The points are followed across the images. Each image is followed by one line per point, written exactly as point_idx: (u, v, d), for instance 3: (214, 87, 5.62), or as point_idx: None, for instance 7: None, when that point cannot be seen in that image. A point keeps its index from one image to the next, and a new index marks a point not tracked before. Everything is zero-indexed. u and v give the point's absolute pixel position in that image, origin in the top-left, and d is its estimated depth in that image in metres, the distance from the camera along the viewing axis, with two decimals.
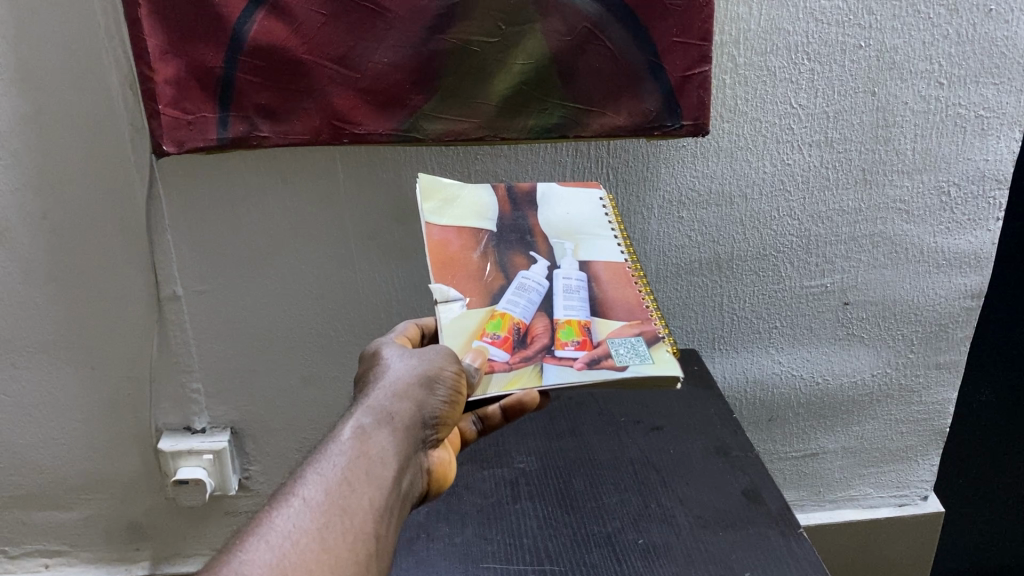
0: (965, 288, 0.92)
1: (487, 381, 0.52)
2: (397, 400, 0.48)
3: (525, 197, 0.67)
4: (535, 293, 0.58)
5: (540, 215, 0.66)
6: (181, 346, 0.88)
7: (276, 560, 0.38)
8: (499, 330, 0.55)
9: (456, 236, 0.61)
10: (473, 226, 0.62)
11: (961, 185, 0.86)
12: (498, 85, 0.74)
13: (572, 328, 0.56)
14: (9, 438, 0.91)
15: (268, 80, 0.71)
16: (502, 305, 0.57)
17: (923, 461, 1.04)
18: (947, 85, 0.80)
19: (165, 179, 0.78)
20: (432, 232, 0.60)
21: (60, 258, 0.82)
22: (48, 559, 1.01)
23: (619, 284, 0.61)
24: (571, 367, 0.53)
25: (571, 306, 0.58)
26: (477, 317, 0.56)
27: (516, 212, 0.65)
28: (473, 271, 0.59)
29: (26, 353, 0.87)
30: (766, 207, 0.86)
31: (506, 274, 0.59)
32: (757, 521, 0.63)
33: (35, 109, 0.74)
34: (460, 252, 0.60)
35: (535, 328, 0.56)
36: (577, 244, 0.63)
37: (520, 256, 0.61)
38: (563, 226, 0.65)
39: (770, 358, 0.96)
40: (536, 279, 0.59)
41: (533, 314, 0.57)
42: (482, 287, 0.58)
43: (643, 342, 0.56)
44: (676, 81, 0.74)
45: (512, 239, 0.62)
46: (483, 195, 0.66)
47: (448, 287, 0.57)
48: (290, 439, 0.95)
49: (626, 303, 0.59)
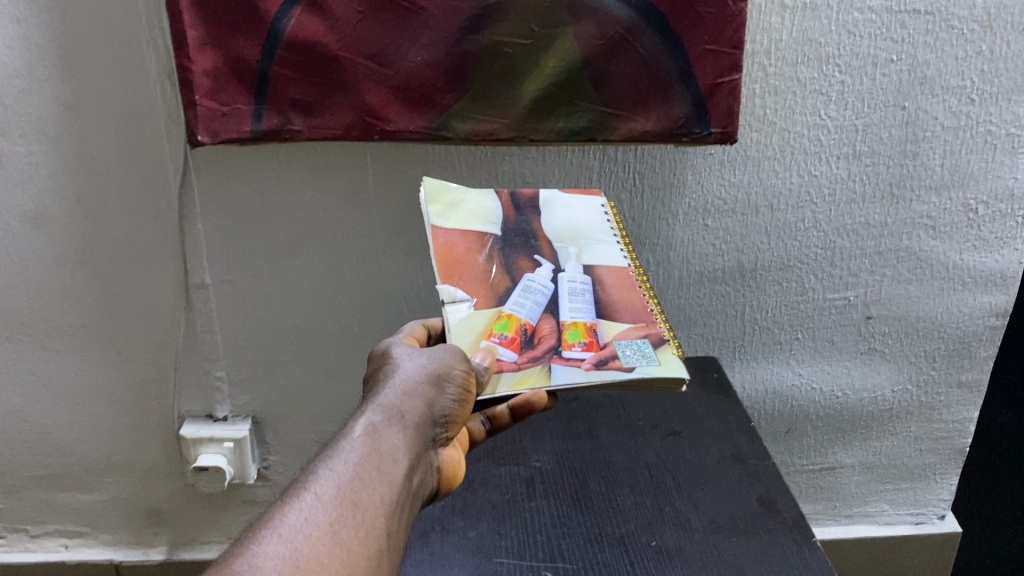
0: (990, 307, 0.92)
1: (496, 380, 0.53)
2: (407, 399, 0.49)
3: (529, 203, 0.68)
4: (541, 295, 0.59)
5: (544, 221, 0.66)
6: (206, 334, 0.89)
7: (289, 551, 0.39)
8: (505, 331, 0.56)
9: (461, 239, 0.62)
10: (478, 230, 0.63)
11: (990, 203, 0.86)
12: (528, 87, 0.74)
13: (578, 330, 0.57)
14: (36, 418, 0.93)
15: (303, 74, 0.72)
16: (509, 306, 0.57)
17: (941, 480, 1.04)
18: (978, 102, 0.80)
19: (198, 169, 0.80)
20: (438, 236, 0.61)
21: (92, 243, 0.83)
22: (68, 539, 1.02)
23: (623, 287, 0.62)
24: (579, 367, 0.53)
25: (576, 309, 0.58)
26: (484, 317, 0.56)
27: (519, 218, 0.66)
28: (480, 273, 0.59)
29: (56, 334, 0.88)
30: (792, 218, 0.86)
31: (512, 277, 0.60)
32: (770, 528, 0.63)
33: (75, 97, 0.76)
34: (466, 255, 0.60)
35: (542, 329, 0.56)
36: (581, 249, 0.64)
37: (525, 260, 0.61)
38: (566, 230, 0.66)
39: (790, 370, 0.95)
40: (542, 282, 0.60)
41: (540, 316, 0.57)
42: (488, 289, 0.58)
43: (649, 344, 0.56)
44: (705, 88, 0.75)
45: (517, 243, 0.63)
46: (487, 201, 0.67)
47: (455, 288, 0.58)
48: (310, 431, 0.96)
49: (632, 306, 0.60)
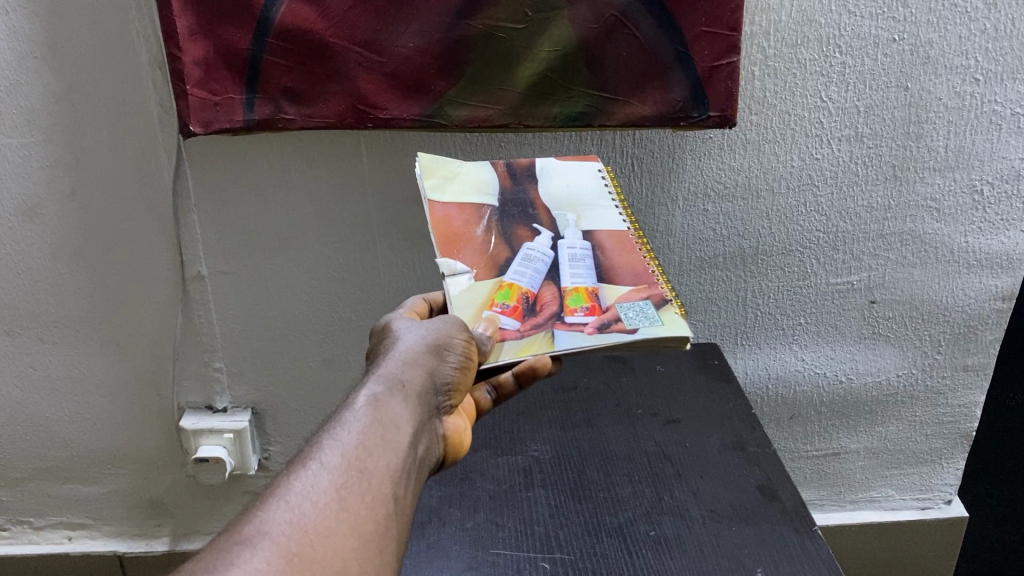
0: (996, 289, 0.90)
1: (500, 348, 0.52)
2: (408, 368, 0.48)
3: (525, 171, 0.67)
4: (541, 263, 0.58)
5: (541, 188, 0.65)
6: (204, 325, 0.89)
7: (297, 517, 0.39)
8: (508, 300, 0.55)
9: (459, 212, 0.61)
10: (475, 202, 0.62)
11: (995, 184, 0.84)
12: (523, 72, 0.73)
13: (580, 295, 0.56)
14: (36, 410, 0.93)
15: (295, 62, 0.71)
16: (510, 275, 0.57)
17: (948, 465, 1.03)
18: (983, 81, 0.79)
19: (192, 159, 0.79)
20: (435, 210, 0.60)
21: (88, 235, 0.83)
22: (71, 531, 1.02)
23: (624, 250, 0.61)
24: (582, 332, 0.53)
25: (578, 275, 0.58)
26: (485, 288, 0.56)
27: (516, 186, 0.65)
28: (479, 245, 0.59)
29: (53, 327, 0.88)
30: (793, 202, 0.85)
31: (512, 246, 0.59)
32: (771, 517, 0.62)
33: (67, 88, 0.75)
34: (465, 228, 0.60)
35: (544, 296, 0.56)
36: (579, 215, 0.63)
37: (524, 229, 0.61)
38: (564, 198, 0.65)
39: (793, 355, 0.94)
40: (542, 250, 0.59)
41: (542, 284, 0.57)
42: (488, 260, 0.58)
43: (651, 305, 0.55)
44: (703, 71, 0.74)
45: (514, 212, 0.62)
46: (483, 172, 0.66)
47: (454, 261, 0.57)
48: (310, 422, 0.96)
49: (633, 268, 0.59)
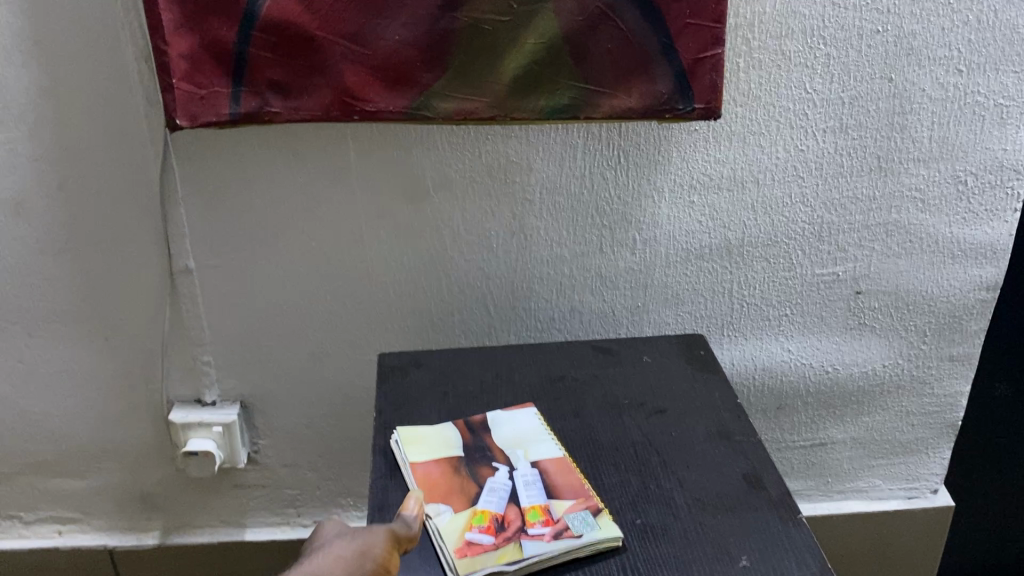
0: (980, 280, 0.91)
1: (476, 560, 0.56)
2: (329, 565, 0.53)
3: (481, 424, 0.71)
4: (503, 490, 0.62)
5: (495, 435, 0.69)
6: (192, 319, 0.89)
7: None
8: (482, 521, 0.59)
9: (436, 466, 0.65)
10: (448, 457, 0.66)
11: (978, 175, 0.85)
12: (509, 65, 0.74)
13: (535, 510, 0.60)
14: (25, 405, 0.93)
15: (281, 55, 0.71)
16: (480, 503, 0.61)
17: (934, 454, 1.04)
18: (965, 72, 0.79)
19: (178, 152, 0.79)
20: (415, 471, 0.65)
21: (75, 230, 0.83)
22: (61, 525, 1.02)
23: (567, 471, 0.65)
24: (542, 539, 0.57)
25: (533, 493, 0.62)
26: (460, 517, 0.60)
27: (476, 437, 0.69)
28: (457, 488, 0.63)
29: (41, 322, 0.88)
30: (779, 193, 0.85)
31: (477, 482, 0.63)
32: (756, 505, 0.63)
33: (53, 82, 0.75)
34: (443, 476, 0.64)
35: (509, 515, 0.60)
36: (527, 449, 0.67)
37: (487, 468, 0.65)
38: (515, 438, 0.69)
39: (779, 346, 0.95)
40: (502, 480, 0.63)
41: (507, 505, 0.61)
42: (465, 494, 0.62)
43: (590, 513, 0.60)
44: (689, 63, 0.74)
45: (478, 456, 0.66)
46: (447, 430, 0.70)
47: (437, 503, 0.61)
48: (299, 415, 0.96)
49: (574, 486, 0.63)
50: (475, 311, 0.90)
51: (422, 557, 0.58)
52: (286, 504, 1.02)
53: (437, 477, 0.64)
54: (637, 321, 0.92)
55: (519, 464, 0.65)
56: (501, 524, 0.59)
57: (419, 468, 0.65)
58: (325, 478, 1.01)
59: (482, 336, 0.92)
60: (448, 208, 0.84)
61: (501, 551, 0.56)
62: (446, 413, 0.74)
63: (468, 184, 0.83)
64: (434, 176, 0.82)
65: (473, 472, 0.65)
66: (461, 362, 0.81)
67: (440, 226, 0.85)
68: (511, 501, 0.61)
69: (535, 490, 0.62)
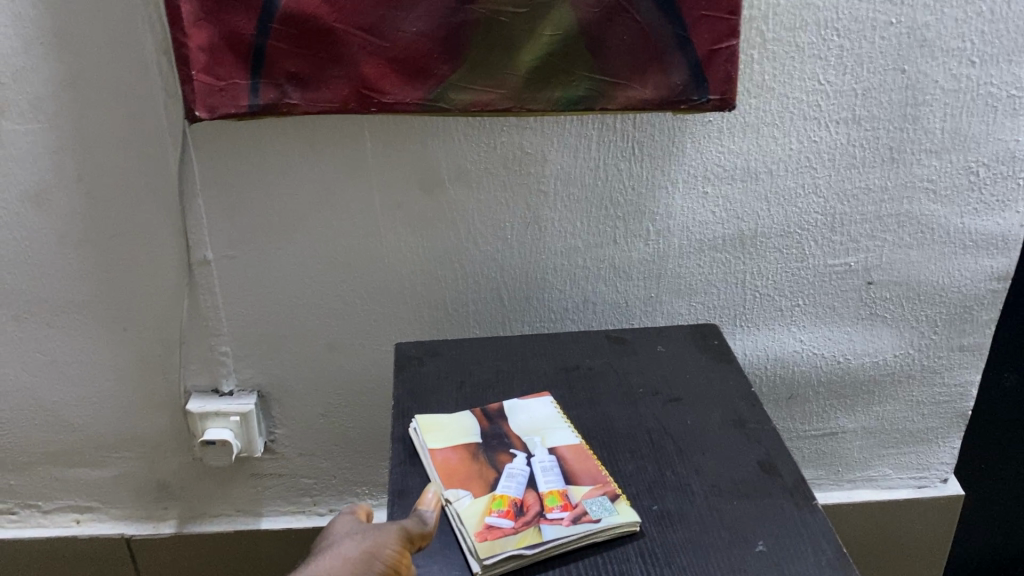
0: (991, 270, 0.92)
1: (497, 543, 0.57)
2: (338, 566, 0.53)
3: (498, 411, 0.72)
4: (522, 476, 0.63)
5: (511, 422, 0.70)
6: (210, 310, 0.90)
7: None
8: (501, 507, 0.60)
9: (455, 451, 0.66)
10: (466, 443, 0.67)
11: (991, 166, 0.85)
12: (525, 57, 0.74)
13: (553, 495, 0.61)
14: (44, 395, 0.94)
15: (299, 47, 0.72)
16: (499, 488, 0.62)
17: (944, 443, 1.04)
18: (978, 64, 0.80)
19: (197, 144, 0.80)
20: (434, 456, 0.66)
21: (94, 221, 0.84)
22: (79, 514, 1.04)
23: (584, 459, 0.66)
24: (561, 523, 0.58)
25: (551, 479, 0.63)
26: (480, 502, 0.60)
27: (493, 424, 0.70)
28: (475, 473, 0.64)
29: (61, 312, 0.89)
30: (792, 184, 0.86)
31: (496, 467, 0.64)
32: (771, 491, 0.64)
33: (73, 75, 0.76)
34: (462, 461, 0.65)
35: (528, 500, 0.61)
36: (544, 436, 0.68)
37: (504, 454, 0.66)
38: (531, 426, 0.70)
39: (791, 336, 0.96)
40: (520, 466, 0.64)
41: (525, 489, 0.62)
42: (483, 480, 0.63)
43: (608, 498, 0.61)
44: (703, 54, 0.75)
45: (495, 442, 0.67)
46: (466, 417, 0.71)
47: (456, 488, 0.62)
48: (315, 404, 0.97)
49: (592, 471, 0.64)
50: (489, 301, 0.91)
51: (443, 543, 0.59)
52: (301, 493, 1.03)
53: (456, 462, 0.65)
54: (650, 311, 0.93)
55: (536, 450, 0.66)
56: (520, 508, 0.60)
57: (438, 455, 0.66)
58: (340, 466, 1.02)
59: (496, 326, 0.93)
60: (463, 199, 0.85)
61: (521, 535, 0.57)
62: (463, 402, 0.74)
63: (483, 175, 0.84)
64: (450, 167, 0.83)
65: (491, 457, 0.65)
66: (477, 352, 0.82)
67: (455, 217, 0.86)
68: (529, 486, 0.62)
69: (552, 476, 0.63)
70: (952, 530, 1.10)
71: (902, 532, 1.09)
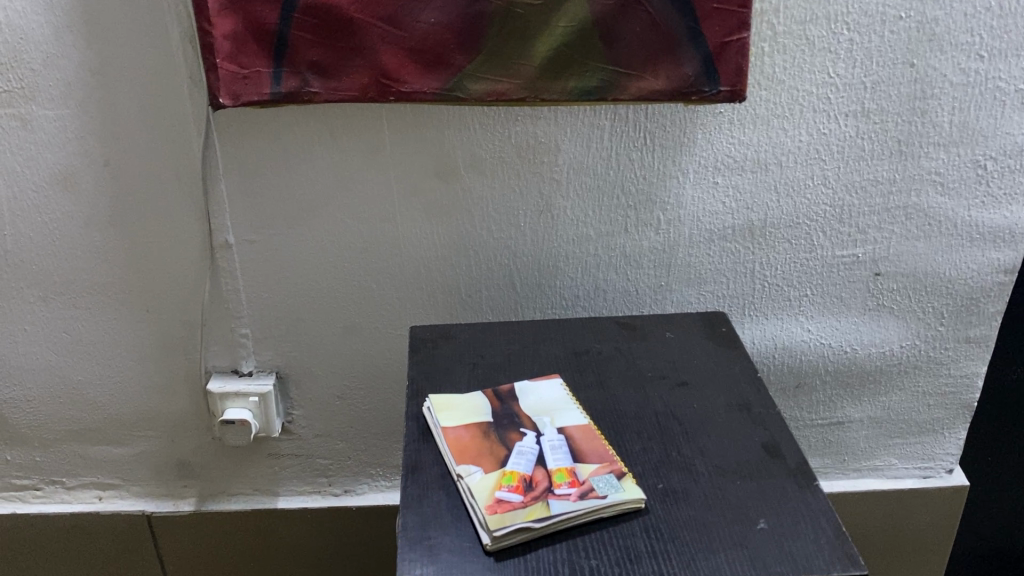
0: (997, 263, 0.93)
1: (507, 516, 0.59)
2: None
3: (509, 391, 0.74)
4: (531, 453, 0.65)
5: (522, 402, 0.72)
6: (230, 292, 0.92)
7: None
8: (511, 482, 0.62)
9: (467, 429, 0.68)
10: (478, 422, 0.69)
11: (998, 159, 0.87)
12: (540, 48, 0.76)
13: (561, 472, 0.63)
14: (68, 373, 0.97)
15: (321, 36, 0.74)
16: (509, 465, 0.64)
17: (949, 434, 1.06)
18: (987, 58, 0.81)
19: (220, 130, 0.83)
20: (447, 434, 0.68)
21: (120, 205, 0.86)
22: (102, 491, 1.07)
23: (592, 438, 0.68)
24: (568, 498, 0.60)
25: (559, 457, 0.65)
26: (490, 478, 0.63)
27: (504, 404, 0.72)
28: (486, 450, 0.66)
29: (86, 293, 0.92)
30: (801, 175, 0.87)
31: (506, 445, 0.66)
32: (774, 472, 0.66)
33: (100, 61, 0.79)
34: (474, 439, 0.67)
35: (537, 476, 0.63)
36: (553, 416, 0.70)
37: (514, 432, 0.68)
38: (541, 406, 0.72)
39: (799, 326, 0.97)
40: (530, 444, 0.66)
41: (534, 466, 0.64)
42: (493, 457, 0.65)
43: (614, 476, 0.63)
44: (714, 47, 0.76)
45: (506, 421, 0.69)
46: (477, 397, 0.73)
47: (467, 465, 0.64)
48: (331, 386, 0.99)
49: (599, 450, 0.66)
50: (503, 287, 0.93)
51: (454, 516, 0.61)
52: (318, 473, 1.06)
53: (468, 440, 0.67)
54: (660, 300, 0.95)
55: (545, 429, 0.68)
56: (529, 484, 0.62)
57: (450, 432, 0.68)
58: (355, 448, 1.04)
59: (509, 312, 0.95)
60: (477, 186, 0.87)
61: (530, 509, 0.59)
62: (475, 383, 0.77)
63: (497, 164, 0.86)
64: (465, 155, 0.85)
65: (501, 435, 0.68)
66: (489, 336, 0.84)
67: (470, 204, 0.88)
68: (538, 463, 0.64)
69: (561, 453, 0.65)
70: (958, 518, 1.11)
71: (907, 519, 1.11)
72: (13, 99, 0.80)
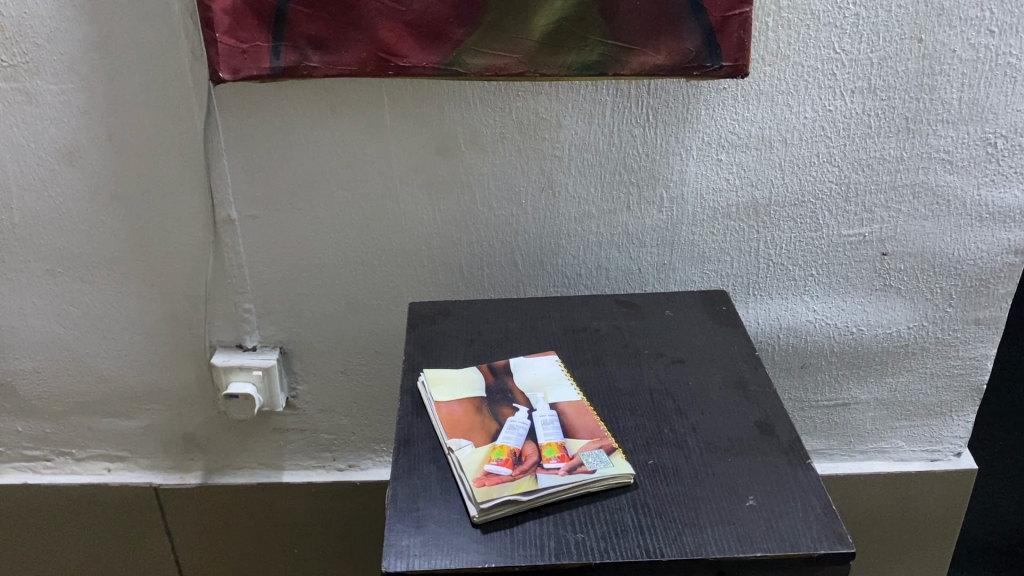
0: (1007, 243, 0.91)
1: (494, 488, 0.59)
2: None
3: (504, 368, 0.74)
4: (522, 428, 0.65)
5: (516, 378, 0.72)
6: (234, 267, 0.93)
7: None
8: (500, 456, 0.62)
9: (460, 404, 0.69)
10: (471, 397, 0.70)
11: (1008, 137, 0.85)
12: (539, 22, 0.75)
13: (550, 447, 0.63)
14: (76, 346, 0.98)
15: (319, 10, 0.74)
16: (499, 439, 0.64)
17: (958, 416, 1.05)
18: (997, 33, 0.79)
19: (221, 105, 0.83)
20: (440, 408, 0.68)
21: (124, 180, 0.87)
22: (110, 463, 1.08)
23: (583, 415, 0.68)
24: (556, 473, 0.60)
25: (549, 432, 0.65)
26: (480, 452, 0.63)
27: (499, 380, 0.72)
28: (478, 425, 0.66)
29: (92, 267, 0.93)
30: (806, 152, 0.86)
31: (498, 419, 0.66)
32: (765, 449, 0.65)
33: (103, 35, 0.79)
34: (466, 414, 0.67)
35: (526, 450, 0.63)
36: (546, 392, 0.70)
37: (507, 408, 0.68)
38: (535, 382, 0.72)
39: (804, 305, 0.96)
40: (522, 419, 0.66)
41: (524, 441, 0.64)
42: (484, 431, 0.65)
43: (604, 452, 0.63)
44: (717, 21, 0.75)
45: (499, 396, 0.69)
46: (472, 373, 0.73)
47: (458, 439, 0.64)
48: (334, 362, 1.00)
49: (590, 426, 0.66)
50: (504, 265, 0.93)
51: (443, 489, 0.61)
52: (322, 448, 1.07)
53: (460, 414, 0.67)
54: (663, 278, 0.94)
55: (537, 405, 0.68)
56: (519, 457, 0.62)
57: (443, 407, 0.68)
58: (359, 423, 1.05)
59: (510, 289, 0.95)
60: (478, 163, 0.87)
61: (517, 482, 0.59)
62: (471, 359, 0.77)
63: (498, 140, 0.85)
64: (465, 131, 0.85)
65: (494, 410, 0.68)
66: (487, 312, 0.84)
67: (471, 180, 0.88)
68: (528, 437, 0.64)
69: (552, 428, 0.65)
70: (963, 507, 1.10)
71: (909, 506, 1.10)
72: (17, 73, 0.81)
